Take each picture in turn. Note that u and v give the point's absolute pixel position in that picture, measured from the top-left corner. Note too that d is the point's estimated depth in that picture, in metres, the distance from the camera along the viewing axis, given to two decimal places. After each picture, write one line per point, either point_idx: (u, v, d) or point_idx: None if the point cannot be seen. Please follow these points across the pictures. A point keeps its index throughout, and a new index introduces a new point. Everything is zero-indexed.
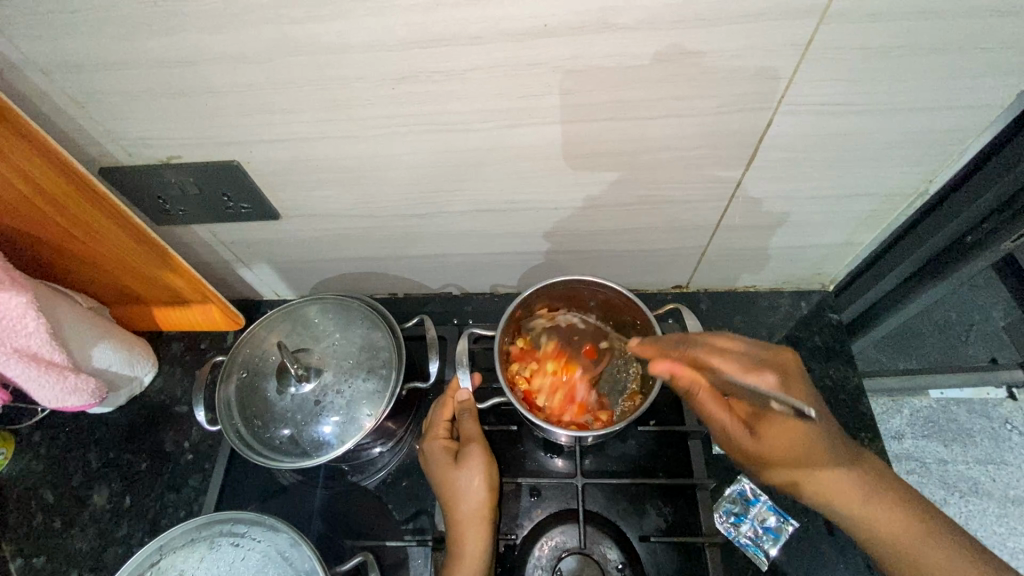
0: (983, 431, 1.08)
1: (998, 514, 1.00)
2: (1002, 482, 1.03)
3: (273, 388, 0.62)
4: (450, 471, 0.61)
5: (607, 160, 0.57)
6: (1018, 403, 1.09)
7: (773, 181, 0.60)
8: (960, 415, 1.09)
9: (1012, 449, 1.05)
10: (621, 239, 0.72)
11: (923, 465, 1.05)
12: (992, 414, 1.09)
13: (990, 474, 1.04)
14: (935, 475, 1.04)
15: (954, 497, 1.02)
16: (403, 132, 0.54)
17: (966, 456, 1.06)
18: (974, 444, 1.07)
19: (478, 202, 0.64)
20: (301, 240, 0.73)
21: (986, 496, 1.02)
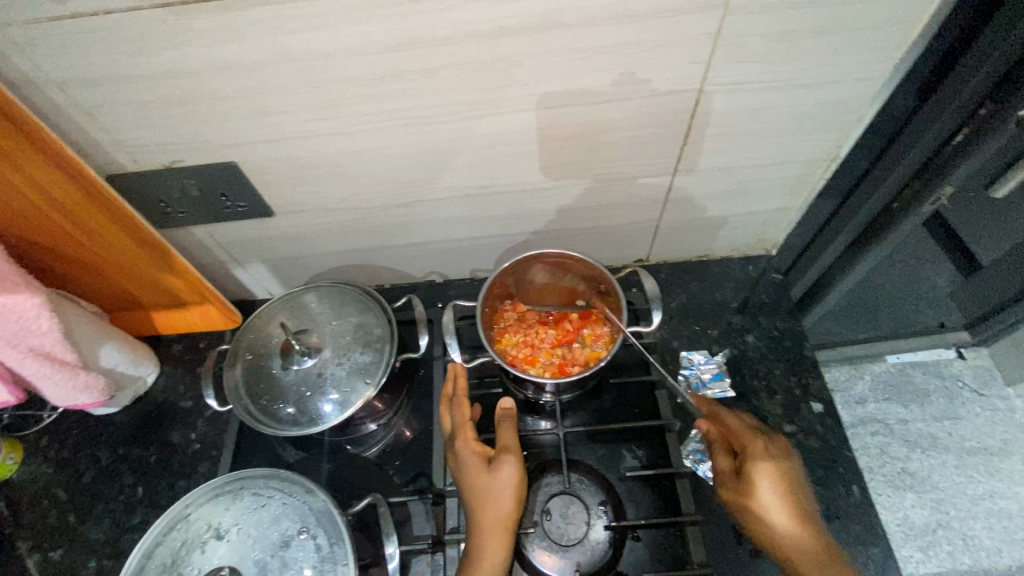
0: (938, 390, 1.21)
1: (956, 465, 1.12)
2: (958, 435, 1.16)
3: (277, 365, 0.68)
4: (484, 479, 0.62)
5: (564, 144, 0.66)
6: (966, 362, 1.23)
7: (709, 155, 0.69)
8: (916, 376, 1.22)
9: (964, 404, 1.19)
10: (585, 217, 0.80)
11: (885, 426, 1.18)
12: (944, 373, 1.22)
13: (947, 429, 1.17)
14: (897, 434, 1.16)
15: (916, 452, 1.15)
16: (384, 126, 0.61)
17: (924, 414, 1.18)
18: (930, 402, 1.20)
19: (454, 189, 0.72)
20: (294, 236, 0.79)
21: (946, 450, 1.14)
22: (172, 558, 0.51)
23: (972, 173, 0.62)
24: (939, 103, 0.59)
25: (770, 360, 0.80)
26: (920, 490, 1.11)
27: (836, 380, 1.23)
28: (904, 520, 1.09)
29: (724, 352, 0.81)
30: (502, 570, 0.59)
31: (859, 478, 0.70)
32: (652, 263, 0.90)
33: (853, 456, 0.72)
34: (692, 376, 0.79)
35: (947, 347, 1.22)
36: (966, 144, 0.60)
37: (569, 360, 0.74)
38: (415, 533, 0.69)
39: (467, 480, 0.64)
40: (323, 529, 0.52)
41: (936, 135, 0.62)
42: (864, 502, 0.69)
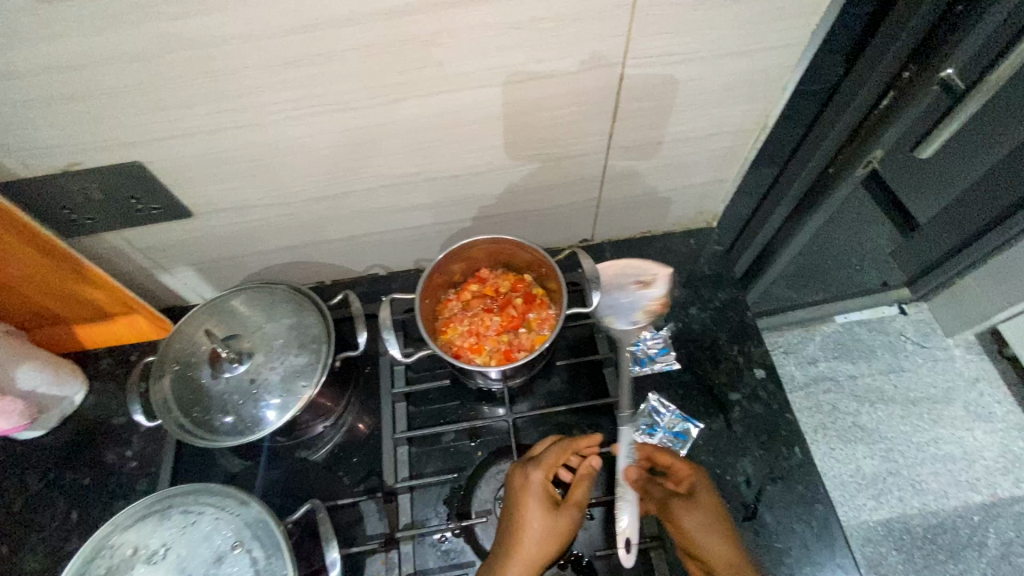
0: (883, 344, 1.26)
1: (902, 415, 1.18)
2: (903, 386, 1.21)
3: (207, 375, 0.65)
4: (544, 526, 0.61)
5: (492, 125, 0.64)
6: (908, 317, 1.28)
7: (639, 130, 0.68)
8: (863, 334, 1.27)
9: (906, 355, 1.24)
10: (523, 200, 0.79)
11: (836, 383, 1.22)
12: (888, 329, 1.27)
13: (892, 381, 1.22)
14: (847, 390, 1.21)
15: (865, 405, 1.20)
16: (297, 115, 0.58)
17: (871, 369, 1.23)
18: (876, 357, 1.25)
19: (384, 177, 0.69)
20: (219, 236, 0.75)
21: (891, 401, 1.20)
22: None
23: (899, 138, 0.65)
24: (863, 72, 0.62)
25: (713, 330, 0.81)
26: (870, 442, 1.16)
27: (789, 342, 1.28)
28: (856, 471, 1.14)
29: (669, 326, 0.82)
30: None
31: (801, 439, 0.72)
32: (597, 242, 0.90)
33: (795, 418, 0.74)
34: (640, 351, 0.79)
35: (891, 303, 1.28)
36: (891, 112, 0.62)
37: (514, 346, 0.72)
38: (369, 532, 0.68)
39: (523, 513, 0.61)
40: (260, 541, 0.50)
41: (863, 103, 0.64)
42: (805, 461, 0.71)
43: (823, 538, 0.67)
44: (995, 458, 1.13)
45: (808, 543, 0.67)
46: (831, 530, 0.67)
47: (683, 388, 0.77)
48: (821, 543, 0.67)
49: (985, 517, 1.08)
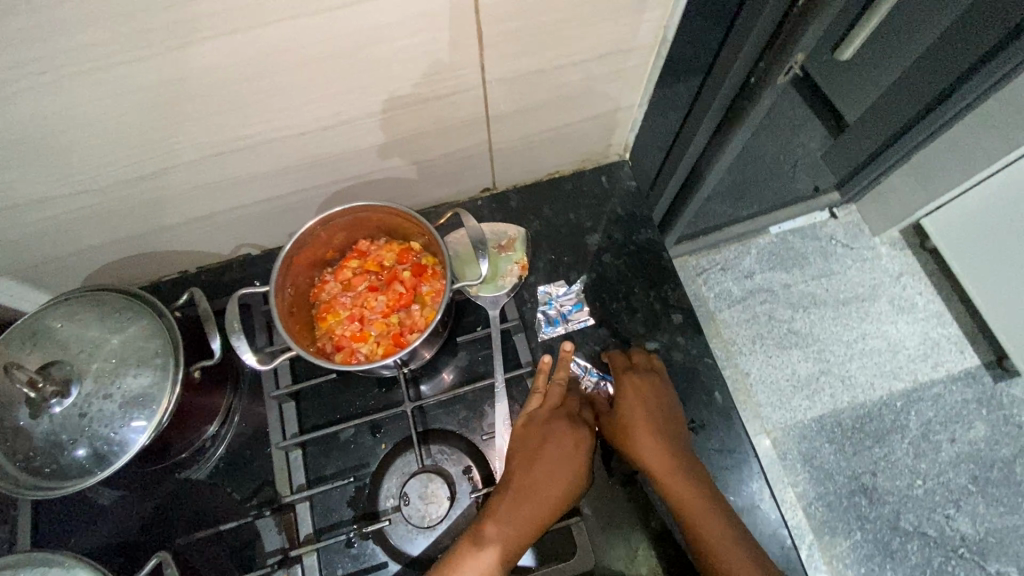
0: (815, 251, 1.24)
1: (834, 316, 1.18)
2: (835, 289, 1.21)
3: (23, 414, 0.53)
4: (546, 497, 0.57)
5: (329, 68, 0.51)
6: (839, 222, 1.26)
7: (516, 57, 0.57)
8: (796, 242, 1.25)
9: (837, 259, 1.23)
10: (398, 153, 0.67)
11: (771, 293, 1.21)
12: (820, 235, 1.25)
13: (825, 286, 1.22)
14: (782, 299, 1.20)
15: (800, 312, 1.20)
16: (47, 79, 0.44)
17: (805, 276, 1.22)
18: (809, 264, 1.23)
19: (212, 145, 0.56)
20: (25, 238, 0.61)
21: (824, 305, 1.20)
22: None
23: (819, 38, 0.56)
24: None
25: (629, 276, 0.75)
26: (804, 345, 1.17)
27: (726, 259, 1.24)
28: (791, 374, 1.15)
29: (582, 278, 0.75)
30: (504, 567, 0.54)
31: (721, 383, 0.69)
32: (498, 191, 0.80)
33: (715, 361, 0.70)
34: (550, 310, 0.72)
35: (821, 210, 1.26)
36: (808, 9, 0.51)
37: (405, 327, 0.64)
38: (266, 548, 0.61)
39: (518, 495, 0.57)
40: None
41: None
42: (727, 406, 0.68)
43: (743, 476, 0.65)
44: (917, 346, 1.15)
45: (729, 483, 0.65)
46: (751, 469, 0.65)
47: (599, 343, 0.72)
48: (744, 483, 0.65)
49: (907, 402, 1.12)
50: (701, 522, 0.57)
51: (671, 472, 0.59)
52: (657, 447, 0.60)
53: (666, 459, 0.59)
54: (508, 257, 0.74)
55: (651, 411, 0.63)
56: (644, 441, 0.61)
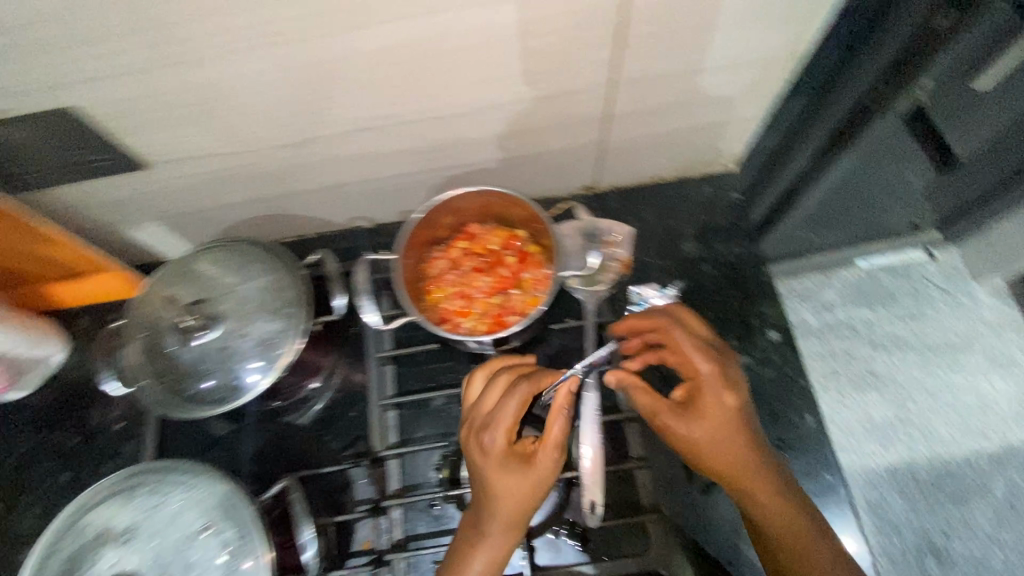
0: (906, 290, 1.17)
1: (919, 363, 1.11)
2: (923, 335, 1.14)
3: (176, 342, 0.61)
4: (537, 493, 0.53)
5: (476, 58, 0.55)
6: (936, 262, 1.17)
7: (651, 60, 0.59)
8: (885, 279, 1.17)
9: (929, 302, 1.16)
10: (518, 144, 0.70)
11: (852, 331, 1.13)
12: (913, 274, 1.18)
13: (912, 329, 1.14)
14: (863, 337, 1.13)
15: (882, 354, 1.13)
16: (243, 49, 0.49)
17: (890, 317, 1.15)
18: (897, 304, 1.16)
19: (357, 121, 0.61)
20: (181, 189, 0.68)
21: (909, 350, 1.13)
22: (67, 566, 0.47)
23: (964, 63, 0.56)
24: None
25: (724, 288, 0.76)
26: (882, 390, 1.10)
27: (808, 287, 1.16)
28: (866, 418, 1.08)
29: (678, 284, 0.76)
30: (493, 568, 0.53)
31: (811, 406, 0.69)
32: (601, 190, 0.82)
33: (807, 383, 0.70)
34: (642, 311, 0.72)
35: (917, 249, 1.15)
36: None
37: (507, 308, 0.67)
38: (357, 497, 0.67)
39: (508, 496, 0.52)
40: (230, 523, 0.48)
41: None
42: (818, 429, 0.68)
43: (826, 502, 0.65)
44: (1007, 406, 1.08)
45: None
46: (837, 496, 0.65)
47: None
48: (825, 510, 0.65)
49: (991, 463, 1.05)
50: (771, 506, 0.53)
51: (732, 467, 0.53)
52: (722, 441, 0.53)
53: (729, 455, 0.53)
54: (610, 254, 0.73)
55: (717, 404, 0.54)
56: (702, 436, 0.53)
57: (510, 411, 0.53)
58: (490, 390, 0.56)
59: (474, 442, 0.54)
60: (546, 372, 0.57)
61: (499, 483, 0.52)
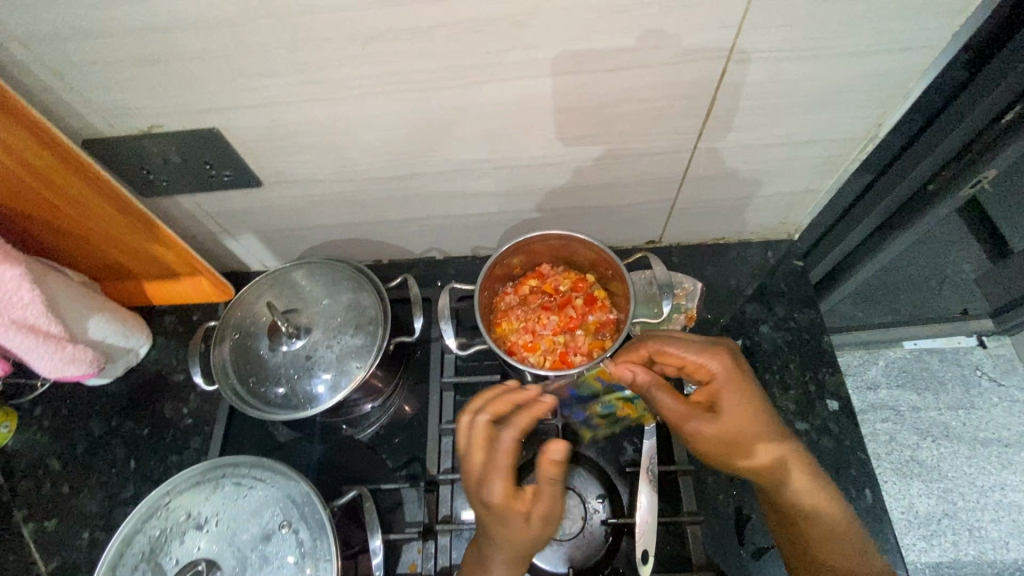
0: (955, 378, 1.16)
1: (968, 456, 1.09)
2: (972, 426, 1.12)
3: (265, 346, 0.66)
4: (537, 546, 0.54)
5: (575, 116, 0.60)
6: (987, 351, 1.17)
7: (732, 130, 0.63)
8: (933, 363, 1.18)
9: (981, 393, 1.14)
10: (594, 196, 0.75)
11: (896, 413, 1.14)
12: (963, 361, 1.17)
13: (961, 419, 1.13)
14: (907, 422, 1.13)
15: (927, 442, 1.11)
16: (374, 92, 0.56)
17: (938, 403, 1.14)
18: (945, 390, 1.15)
19: (455, 163, 0.67)
20: (285, 208, 0.75)
21: (958, 440, 1.11)
22: (151, 546, 0.50)
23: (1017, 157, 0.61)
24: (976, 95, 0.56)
25: (784, 352, 0.77)
26: (927, 479, 1.08)
27: (848, 364, 1.19)
28: (909, 509, 1.06)
29: (736, 343, 0.77)
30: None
31: (872, 481, 0.68)
32: (664, 245, 0.85)
33: (866, 457, 0.70)
34: None
35: (968, 335, 1.17)
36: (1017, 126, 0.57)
37: (573, 348, 0.70)
38: (408, 519, 0.68)
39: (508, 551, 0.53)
40: (307, 524, 0.50)
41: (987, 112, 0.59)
42: (875, 505, 0.67)
43: None
44: None
45: None
46: None
47: None
48: None
49: None
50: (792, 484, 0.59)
51: (750, 436, 0.59)
52: (738, 412, 0.60)
53: (750, 424, 0.60)
54: (678, 305, 0.78)
55: (738, 385, 0.61)
56: (734, 403, 0.60)
57: (508, 454, 0.55)
58: (477, 432, 0.57)
59: (470, 485, 0.55)
60: (523, 411, 0.57)
61: (498, 536, 0.53)
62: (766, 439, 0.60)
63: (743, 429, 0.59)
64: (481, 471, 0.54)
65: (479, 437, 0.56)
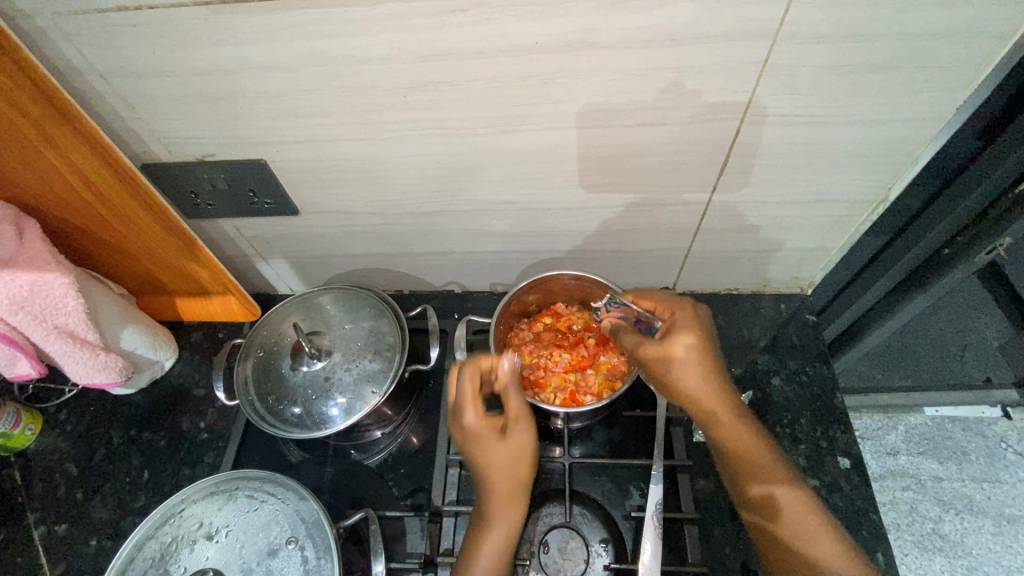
0: (978, 449, 1.13)
1: (993, 532, 1.04)
2: (997, 500, 1.08)
3: (287, 365, 0.69)
4: (526, 460, 0.61)
5: (596, 165, 0.64)
6: (1012, 422, 1.14)
7: (744, 186, 0.67)
8: (954, 432, 1.14)
9: (1006, 467, 1.10)
10: (611, 241, 0.78)
11: (917, 482, 1.10)
12: (986, 433, 1.14)
13: (985, 492, 1.09)
14: (929, 492, 1.09)
15: (950, 514, 1.07)
16: (413, 136, 0.61)
17: (961, 474, 1.10)
18: (968, 461, 1.12)
19: (479, 203, 0.71)
20: (316, 236, 0.79)
21: (982, 514, 1.06)
22: (161, 554, 0.52)
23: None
24: (992, 161, 0.61)
25: (796, 405, 0.78)
26: (951, 555, 1.03)
27: (867, 428, 1.16)
28: None
29: (747, 394, 0.78)
30: (516, 531, 0.59)
31: (885, 545, 0.67)
32: (677, 292, 0.87)
33: (879, 519, 0.69)
34: None
35: (992, 405, 1.14)
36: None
37: (584, 386, 0.71)
38: (409, 550, 0.68)
39: (503, 475, 0.60)
40: (313, 541, 0.52)
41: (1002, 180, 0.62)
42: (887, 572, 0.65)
43: None
44: None
45: None
46: None
47: None
48: None
49: None
50: (739, 434, 0.61)
51: (704, 386, 0.62)
52: (703, 366, 0.63)
53: (705, 374, 0.62)
54: None
55: (699, 342, 0.64)
56: (692, 351, 0.63)
57: (470, 395, 0.63)
58: (455, 378, 0.65)
59: (455, 426, 0.63)
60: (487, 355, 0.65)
61: (475, 454, 0.62)
62: (713, 388, 0.62)
63: (700, 378, 0.62)
64: (457, 414, 0.63)
65: (460, 390, 0.63)
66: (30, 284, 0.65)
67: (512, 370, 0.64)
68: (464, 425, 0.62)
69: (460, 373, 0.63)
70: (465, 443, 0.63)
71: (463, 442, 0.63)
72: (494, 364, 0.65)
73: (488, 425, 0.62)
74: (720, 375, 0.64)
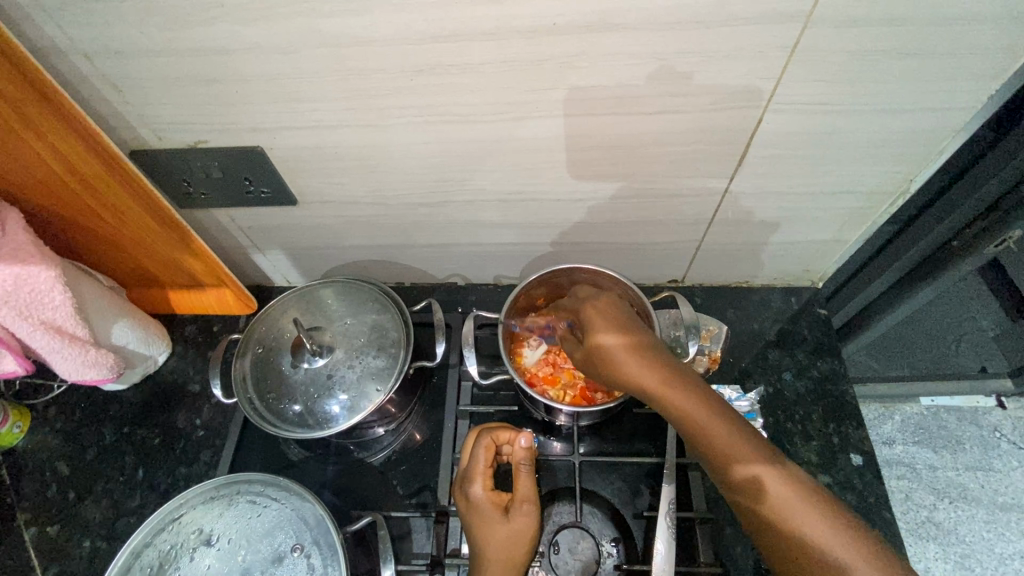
0: (973, 438, 1.11)
1: (987, 520, 1.03)
2: (991, 489, 1.06)
3: (287, 362, 0.66)
4: (524, 543, 0.56)
5: (610, 155, 0.62)
6: (1007, 412, 1.12)
7: (760, 177, 0.64)
8: (950, 421, 1.12)
9: (1000, 456, 1.08)
10: (621, 232, 0.76)
11: (912, 471, 1.08)
12: (981, 422, 1.12)
13: (980, 481, 1.07)
14: (924, 480, 1.07)
15: (944, 502, 1.05)
16: (418, 122, 0.58)
17: (956, 463, 1.09)
18: (962, 450, 1.10)
19: (486, 193, 0.68)
20: (315, 227, 0.76)
21: (975, 502, 1.05)
22: (160, 561, 0.50)
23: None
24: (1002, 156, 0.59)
25: (807, 401, 0.76)
26: (944, 543, 1.02)
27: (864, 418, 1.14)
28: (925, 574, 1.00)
29: (758, 390, 0.77)
30: None
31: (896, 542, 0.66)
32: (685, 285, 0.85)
33: (892, 517, 0.68)
34: None
35: (987, 395, 1.12)
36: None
37: (593, 384, 0.70)
38: (415, 550, 0.66)
39: (500, 552, 0.55)
40: (319, 548, 0.51)
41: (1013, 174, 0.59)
42: None
43: None
44: None
45: None
46: None
47: None
48: None
49: None
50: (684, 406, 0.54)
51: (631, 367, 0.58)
52: (621, 350, 0.59)
53: (625, 354, 0.59)
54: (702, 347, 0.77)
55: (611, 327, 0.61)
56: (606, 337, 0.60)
57: (480, 467, 0.60)
58: (470, 447, 0.63)
59: (461, 495, 0.60)
60: (506, 428, 0.64)
61: (476, 531, 0.57)
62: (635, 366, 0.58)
63: (619, 359, 0.58)
64: (464, 483, 0.60)
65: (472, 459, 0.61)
66: (14, 278, 0.62)
67: (529, 448, 0.61)
68: (468, 493, 0.59)
69: (477, 445, 0.62)
70: (467, 510, 0.59)
71: (466, 515, 0.59)
72: (508, 434, 0.63)
73: (491, 503, 0.59)
74: (647, 348, 0.59)
